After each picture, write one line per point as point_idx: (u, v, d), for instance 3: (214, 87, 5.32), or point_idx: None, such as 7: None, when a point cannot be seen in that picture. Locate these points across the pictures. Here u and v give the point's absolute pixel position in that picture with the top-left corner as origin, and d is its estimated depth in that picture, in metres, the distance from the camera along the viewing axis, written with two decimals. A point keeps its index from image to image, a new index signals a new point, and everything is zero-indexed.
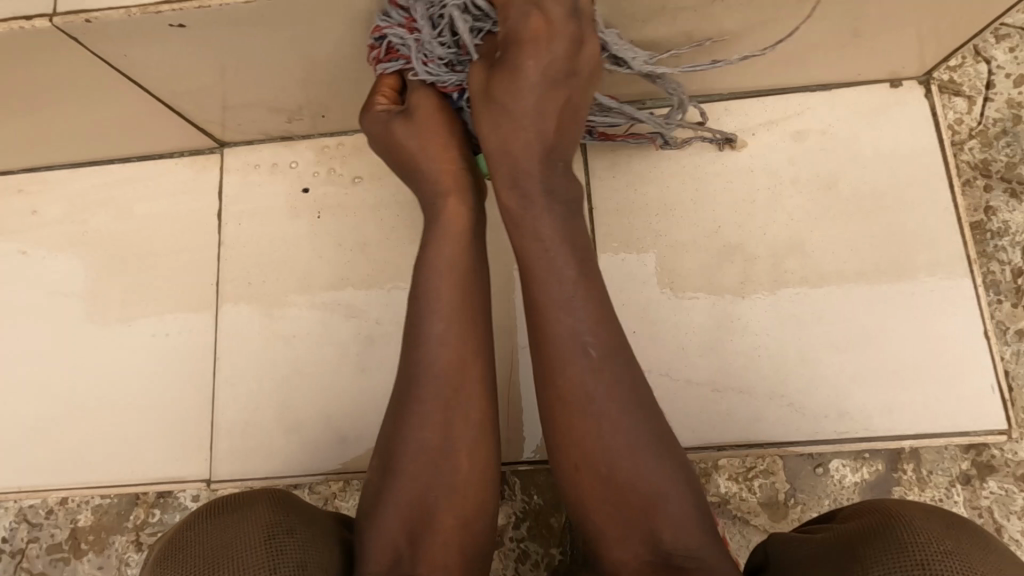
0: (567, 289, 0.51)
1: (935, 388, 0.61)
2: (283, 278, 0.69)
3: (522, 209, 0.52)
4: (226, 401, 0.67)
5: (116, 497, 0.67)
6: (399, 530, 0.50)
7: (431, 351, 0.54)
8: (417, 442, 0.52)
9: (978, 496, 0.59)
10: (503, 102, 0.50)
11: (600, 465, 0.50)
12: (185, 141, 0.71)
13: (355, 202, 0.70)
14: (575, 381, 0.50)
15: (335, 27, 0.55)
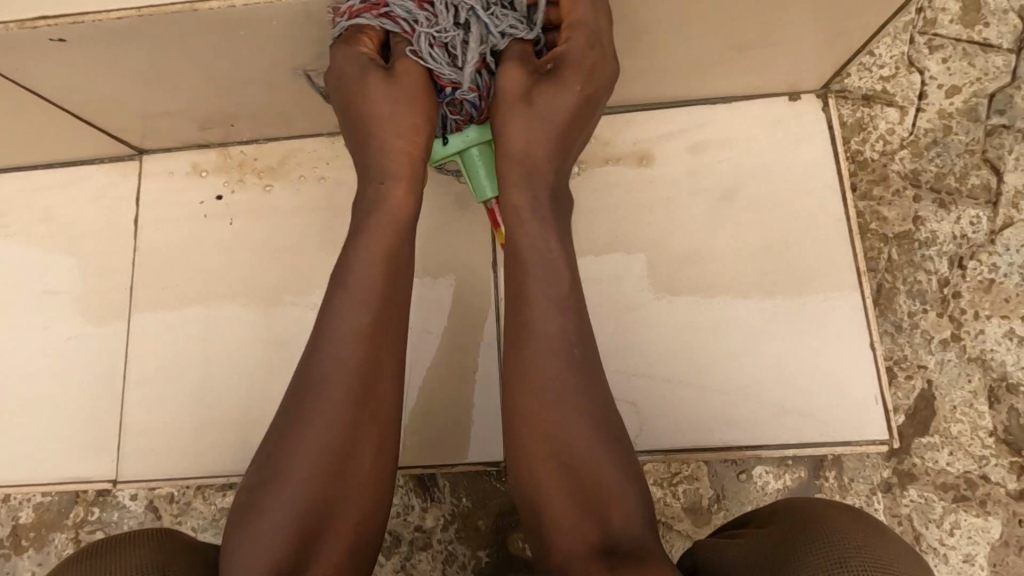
0: (550, 289, 0.56)
1: (817, 384, 0.71)
2: (195, 283, 0.72)
3: (518, 207, 0.57)
4: (134, 403, 0.70)
5: (56, 496, 0.70)
6: (293, 530, 0.49)
7: (343, 344, 0.54)
8: (321, 438, 0.52)
9: (898, 504, 0.75)
10: (518, 103, 0.56)
11: (548, 451, 0.53)
12: (105, 149, 0.74)
13: (268, 208, 0.74)
14: (547, 373, 0.54)
15: (220, 42, 0.57)
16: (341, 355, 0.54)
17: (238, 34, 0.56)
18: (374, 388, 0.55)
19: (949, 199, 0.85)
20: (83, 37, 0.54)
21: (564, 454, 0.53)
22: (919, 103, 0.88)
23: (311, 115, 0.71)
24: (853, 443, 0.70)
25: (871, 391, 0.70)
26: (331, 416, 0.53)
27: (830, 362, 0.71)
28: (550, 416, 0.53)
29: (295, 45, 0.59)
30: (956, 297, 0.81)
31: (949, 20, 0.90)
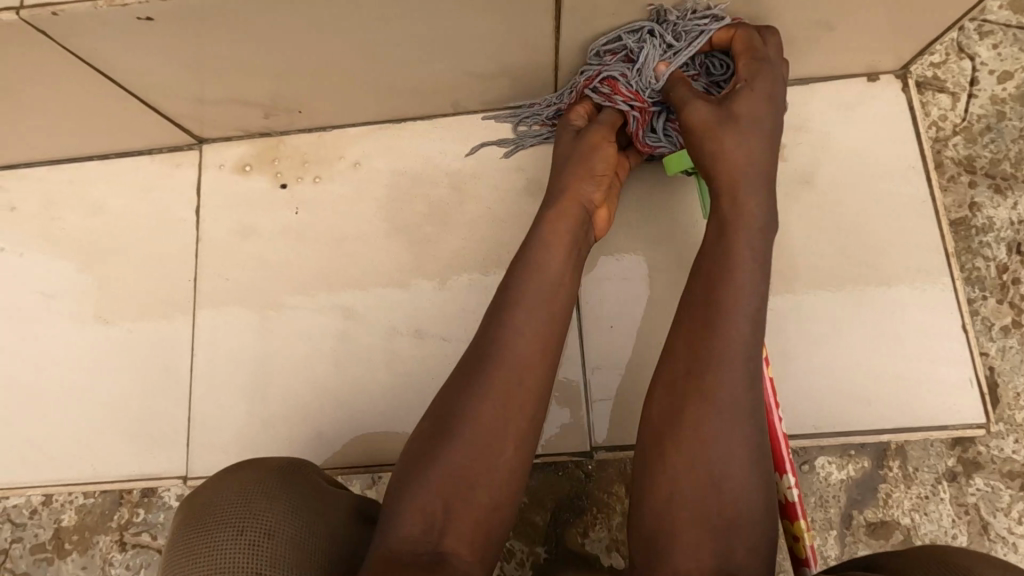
0: (748, 309, 0.55)
1: (899, 372, 0.70)
2: (257, 274, 0.71)
3: (734, 233, 0.58)
4: (198, 397, 0.68)
5: (101, 497, 0.68)
6: (428, 505, 0.53)
7: (523, 334, 0.58)
8: (490, 417, 0.56)
9: (964, 492, 0.71)
10: (736, 134, 0.60)
11: (688, 473, 0.52)
12: (166, 138, 0.72)
13: (332, 197, 0.72)
14: (717, 390, 0.53)
15: (305, 16, 0.56)
16: (502, 346, 0.58)
17: (328, 9, 0.56)
18: (529, 381, 0.58)
19: (1004, 185, 0.84)
20: (170, 11, 0.53)
21: (703, 478, 0.52)
22: (970, 89, 0.87)
23: (385, 99, 0.69)
24: (950, 428, 0.70)
25: (964, 373, 0.70)
26: (493, 391, 0.56)
27: (915, 349, 0.70)
28: (697, 433, 0.53)
29: (379, 20, 0.58)
30: (1016, 283, 0.80)
31: (998, 6, 0.90)
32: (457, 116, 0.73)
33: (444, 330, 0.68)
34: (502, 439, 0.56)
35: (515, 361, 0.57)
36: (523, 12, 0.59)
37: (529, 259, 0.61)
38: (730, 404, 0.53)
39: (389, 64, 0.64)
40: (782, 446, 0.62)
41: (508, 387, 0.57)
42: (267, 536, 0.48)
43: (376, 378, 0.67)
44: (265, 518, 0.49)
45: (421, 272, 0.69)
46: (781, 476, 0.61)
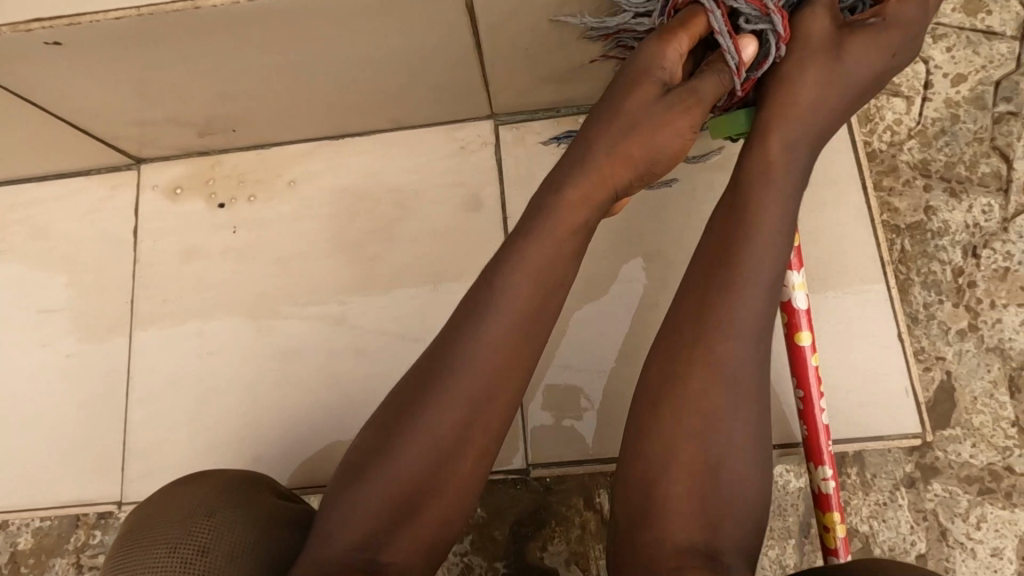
0: (759, 303, 0.51)
1: (842, 382, 0.79)
2: (198, 295, 0.70)
3: (749, 214, 0.53)
4: (138, 419, 0.68)
5: (56, 519, 0.67)
6: (376, 509, 0.49)
7: (498, 329, 0.51)
8: (436, 425, 0.49)
9: (921, 498, 0.77)
10: (820, 94, 0.56)
11: (688, 476, 0.48)
12: (102, 159, 0.72)
13: (271, 215, 0.71)
14: (739, 386, 0.50)
15: (219, 38, 0.56)
16: (483, 341, 0.51)
17: (243, 30, 0.55)
18: (508, 380, 0.51)
19: (960, 188, 0.85)
20: (84, 31, 0.53)
21: (700, 478, 0.48)
22: (925, 93, 0.88)
23: (318, 118, 0.69)
24: (888, 437, 0.78)
25: (901, 382, 0.79)
26: (450, 397, 0.50)
27: (865, 355, 0.80)
28: (707, 425, 0.49)
29: (296, 42, 0.58)
30: (971, 286, 0.82)
31: (951, 9, 0.91)
32: (397, 132, 0.72)
33: (388, 342, 0.67)
34: (455, 449, 0.50)
35: (485, 359, 0.50)
36: (440, 30, 0.59)
37: (542, 237, 0.53)
38: (754, 409, 0.50)
39: (318, 82, 0.63)
40: (822, 441, 0.66)
41: (487, 386, 0.51)
42: (201, 552, 0.45)
43: (320, 400, 0.66)
44: (202, 532, 0.47)
45: (361, 288, 0.69)
46: (818, 468, 0.66)
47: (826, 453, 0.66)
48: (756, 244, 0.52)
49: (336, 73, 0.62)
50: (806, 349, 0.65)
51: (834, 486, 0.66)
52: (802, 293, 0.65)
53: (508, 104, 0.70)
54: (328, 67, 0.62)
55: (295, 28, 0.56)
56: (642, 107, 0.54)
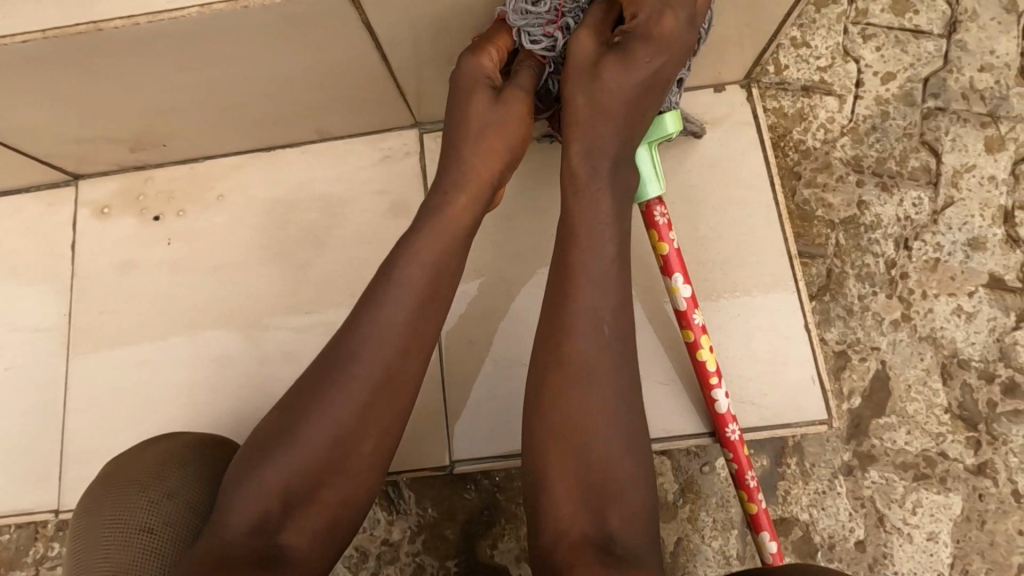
0: (606, 282, 0.56)
1: (765, 374, 0.81)
2: (133, 304, 0.77)
3: (580, 203, 0.59)
4: (76, 426, 0.74)
5: (14, 532, 0.72)
6: (272, 500, 0.51)
7: (389, 328, 0.55)
8: (327, 423, 0.52)
9: (860, 486, 0.79)
10: (590, 92, 0.59)
11: (570, 448, 0.53)
12: (42, 177, 0.78)
13: (198, 229, 0.78)
14: (582, 355, 0.55)
15: (124, 66, 0.60)
16: (356, 362, 0.54)
17: (148, 60, 0.59)
18: (392, 394, 0.55)
19: (891, 182, 0.88)
20: (13, 70, 0.58)
21: (582, 445, 0.53)
22: (856, 91, 0.91)
23: (242, 135, 0.75)
24: (796, 425, 0.80)
25: (808, 371, 0.81)
26: (350, 391, 0.53)
27: (765, 346, 0.82)
28: (573, 389, 0.54)
29: (201, 73, 0.62)
30: (904, 278, 0.85)
31: (880, 10, 0.93)
32: (325, 142, 0.78)
33: (316, 342, 0.74)
34: (349, 445, 0.53)
35: (370, 357, 0.54)
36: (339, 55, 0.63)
37: (411, 256, 0.57)
38: (611, 377, 0.54)
39: (240, 105, 0.69)
40: (725, 427, 0.73)
41: (366, 399, 0.53)
42: (164, 497, 0.52)
43: (255, 396, 0.73)
44: (169, 480, 0.54)
45: (287, 295, 0.76)
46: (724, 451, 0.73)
47: (732, 438, 0.73)
48: (584, 243, 0.57)
49: (249, 96, 0.67)
50: (695, 342, 0.72)
51: (739, 467, 0.72)
52: (684, 295, 0.72)
53: (430, 113, 0.76)
54: (239, 91, 0.66)
55: (197, 59, 0.60)
56: (484, 116, 0.61)
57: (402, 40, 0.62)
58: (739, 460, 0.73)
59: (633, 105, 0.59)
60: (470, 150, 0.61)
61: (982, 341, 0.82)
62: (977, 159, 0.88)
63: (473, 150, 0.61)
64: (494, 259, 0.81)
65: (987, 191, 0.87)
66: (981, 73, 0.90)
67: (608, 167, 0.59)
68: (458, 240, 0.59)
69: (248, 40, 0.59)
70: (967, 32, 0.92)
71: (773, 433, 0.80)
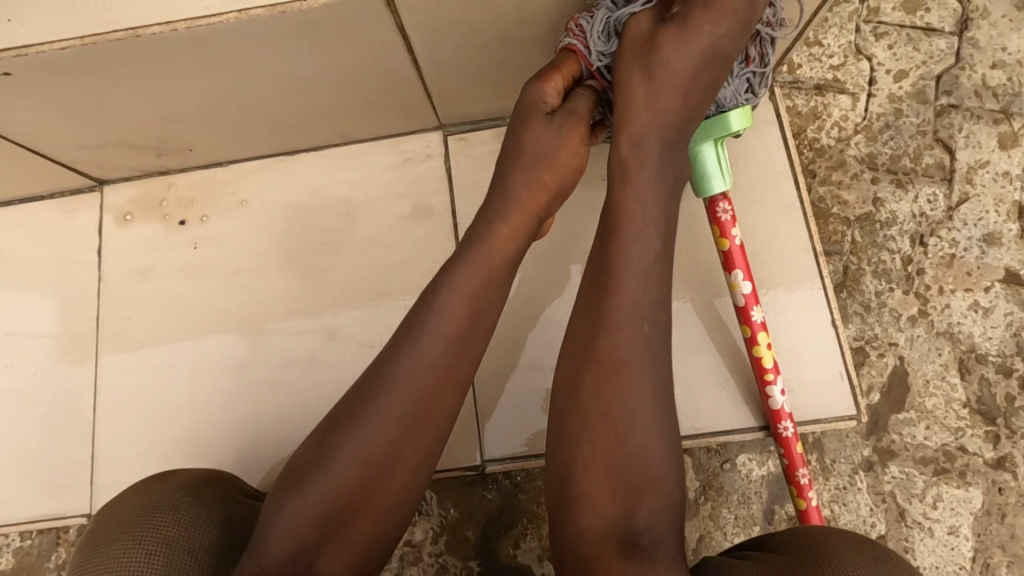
0: (644, 272, 0.56)
1: (790, 371, 0.82)
2: (158, 307, 0.77)
3: (625, 189, 0.58)
4: (102, 431, 0.74)
5: (39, 537, 0.72)
6: (314, 526, 0.51)
7: (432, 358, 0.54)
8: (363, 447, 0.52)
9: (880, 481, 0.80)
10: (648, 70, 0.59)
11: (598, 443, 0.52)
12: (66, 182, 0.78)
13: (221, 233, 0.78)
14: (619, 348, 0.54)
15: (155, 72, 0.60)
16: (392, 397, 0.53)
17: (178, 65, 0.60)
18: (422, 428, 0.54)
19: (906, 179, 0.88)
20: (44, 76, 0.58)
21: (608, 438, 0.52)
22: (870, 89, 0.92)
23: (266, 139, 0.75)
24: (822, 420, 0.81)
25: (834, 367, 0.82)
26: (389, 419, 0.53)
27: (791, 342, 0.83)
28: (611, 381, 0.53)
29: (230, 78, 0.63)
30: (920, 274, 0.85)
31: (891, 8, 0.94)
32: (347, 144, 0.79)
33: (342, 344, 0.74)
34: (388, 472, 0.53)
35: (415, 387, 0.54)
36: (365, 61, 0.64)
37: (459, 282, 0.57)
38: (651, 372, 0.54)
39: (266, 109, 0.69)
40: (779, 422, 0.74)
41: (399, 432, 0.53)
42: (161, 545, 0.49)
43: (281, 399, 0.73)
44: (167, 525, 0.50)
45: (311, 297, 0.76)
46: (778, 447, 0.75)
47: (786, 433, 0.74)
48: (625, 232, 0.57)
49: (276, 100, 0.67)
50: (751, 338, 0.74)
51: (794, 463, 0.74)
52: (745, 288, 0.73)
53: (453, 115, 0.76)
54: (266, 95, 0.66)
55: (226, 63, 0.61)
56: (541, 141, 0.61)
57: (430, 43, 0.63)
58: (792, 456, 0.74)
59: (694, 84, 0.60)
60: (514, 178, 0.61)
61: (999, 335, 0.83)
62: (990, 155, 0.88)
63: (520, 178, 0.61)
64: (515, 260, 0.82)
65: (1001, 187, 0.87)
66: (993, 70, 0.91)
67: (655, 158, 0.59)
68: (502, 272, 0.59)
69: (278, 44, 0.59)
70: (979, 30, 0.92)
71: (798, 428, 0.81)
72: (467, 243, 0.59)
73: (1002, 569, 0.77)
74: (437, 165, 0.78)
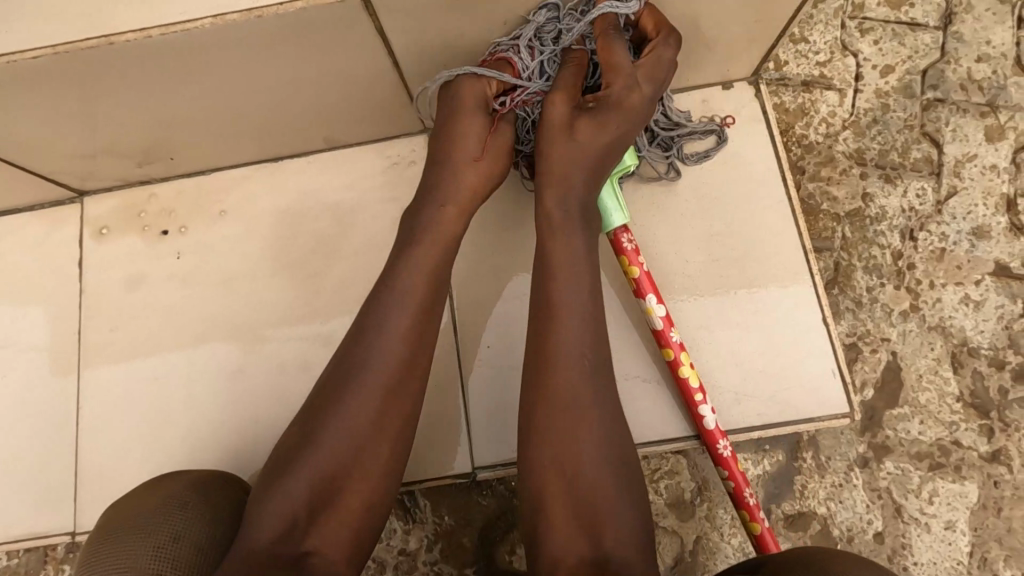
0: (579, 317, 0.60)
1: (787, 370, 0.81)
2: (144, 319, 0.76)
3: (559, 238, 0.62)
4: (88, 445, 0.73)
5: (24, 557, 0.70)
6: (299, 507, 0.51)
7: (401, 330, 0.56)
8: (343, 426, 0.53)
9: (876, 477, 0.79)
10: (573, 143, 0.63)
11: (557, 475, 0.55)
12: (48, 194, 0.77)
13: (207, 242, 0.77)
14: (563, 384, 0.57)
15: (136, 80, 0.59)
16: (365, 383, 0.54)
17: (159, 72, 0.59)
18: (393, 415, 0.55)
19: (894, 174, 0.88)
20: (20, 86, 0.57)
21: (564, 475, 0.55)
22: (856, 85, 0.91)
23: (252, 146, 0.74)
24: (818, 419, 0.80)
25: (827, 365, 0.81)
26: (365, 393, 0.54)
27: (786, 340, 0.82)
28: (553, 420, 0.57)
29: (213, 84, 0.62)
30: (910, 268, 0.85)
31: (876, 4, 0.94)
32: (334, 150, 0.78)
33: (329, 352, 0.73)
34: (366, 448, 0.53)
35: (393, 358, 0.55)
36: (349, 65, 0.63)
37: (427, 258, 0.59)
38: (589, 407, 0.57)
39: (248, 116, 0.68)
40: (716, 444, 0.75)
41: (380, 409, 0.54)
42: (170, 541, 0.47)
43: (271, 408, 0.72)
44: (173, 522, 0.49)
45: (300, 306, 0.75)
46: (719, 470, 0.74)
47: (723, 455, 0.74)
48: (562, 276, 0.61)
49: (261, 106, 0.66)
50: (676, 360, 0.75)
51: (736, 485, 0.74)
52: (660, 314, 0.75)
53: None
54: (251, 102, 0.65)
55: (208, 70, 0.60)
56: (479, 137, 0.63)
57: (415, 47, 0.62)
58: (735, 478, 0.74)
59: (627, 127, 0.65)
60: (457, 173, 0.63)
61: (990, 328, 0.83)
62: (977, 148, 0.88)
63: (461, 171, 0.63)
64: (506, 264, 0.81)
65: (988, 180, 0.87)
66: (979, 63, 0.91)
67: (578, 208, 0.63)
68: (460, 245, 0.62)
69: (258, 50, 0.58)
70: (962, 24, 0.92)
71: (793, 427, 0.80)
72: (420, 233, 0.61)
73: (1000, 563, 0.76)
74: (424, 170, 0.77)
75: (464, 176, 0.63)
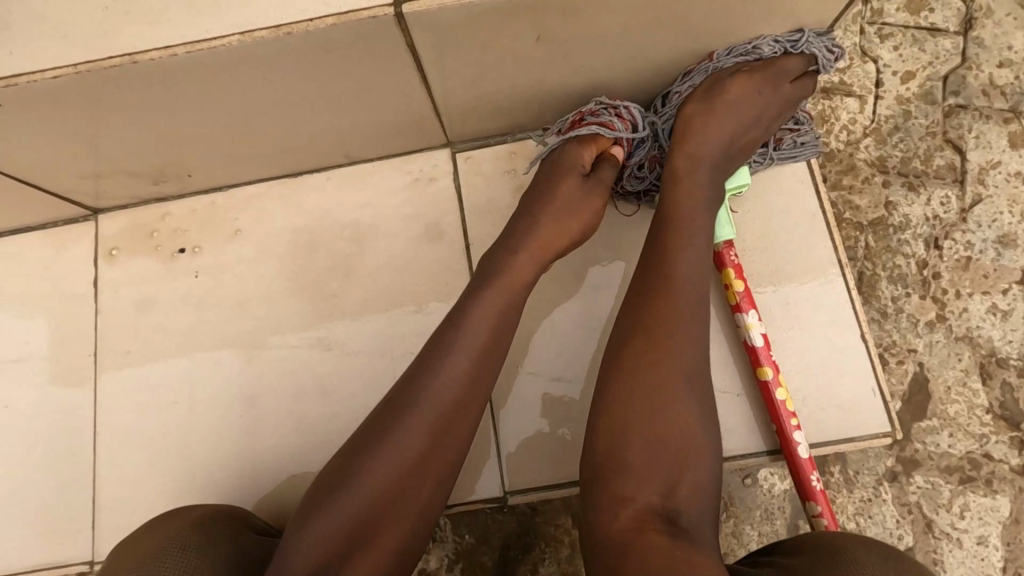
0: (697, 256, 0.60)
1: (826, 388, 0.80)
2: (160, 340, 0.74)
3: (681, 181, 0.65)
4: (104, 470, 0.71)
5: None
6: (343, 535, 0.50)
7: (470, 360, 0.54)
8: (395, 460, 0.51)
9: (905, 491, 0.78)
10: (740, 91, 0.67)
11: (648, 415, 0.54)
12: (62, 212, 0.75)
13: (223, 260, 0.75)
14: (675, 311, 0.57)
15: (153, 100, 0.58)
16: (429, 405, 0.52)
17: (175, 92, 0.57)
18: (445, 448, 0.53)
19: (917, 182, 0.87)
20: (34, 108, 0.56)
21: (659, 420, 0.53)
22: (877, 92, 0.90)
23: (269, 162, 0.73)
24: (856, 438, 0.79)
25: (864, 381, 0.80)
26: (428, 426, 0.52)
27: (822, 357, 0.80)
28: (668, 350, 0.56)
29: (230, 103, 0.60)
30: (936, 277, 0.84)
31: (895, 9, 0.93)
32: (351, 165, 0.76)
33: (348, 372, 0.71)
34: (416, 483, 0.52)
35: (460, 390, 0.54)
36: (369, 82, 0.61)
37: (496, 292, 0.58)
38: (696, 349, 0.56)
39: (265, 133, 0.66)
40: (809, 474, 0.72)
41: (435, 444, 0.53)
42: None
43: (290, 430, 0.70)
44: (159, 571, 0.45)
45: (317, 324, 0.73)
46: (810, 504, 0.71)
47: (816, 488, 0.71)
48: (695, 218, 0.62)
49: (277, 123, 0.65)
50: (772, 382, 0.74)
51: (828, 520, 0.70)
52: (759, 331, 0.75)
53: (460, 133, 0.74)
54: (267, 120, 0.64)
55: (225, 89, 0.58)
56: (575, 195, 0.65)
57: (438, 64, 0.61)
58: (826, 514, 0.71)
59: None
60: (547, 220, 0.63)
61: (1019, 339, 0.81)
62: (1001, 155, 0.87)
63: (548, 218, 0.63)
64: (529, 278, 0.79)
65: (1014, 187, 0.86)
66: (1001, 69, 0.90)
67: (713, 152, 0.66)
68: (528, 278, 0.60)
69: (277, 68, 0.57)
70: (983, 29, 0.91)
71: (831, 447, 0.79)
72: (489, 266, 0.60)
73: None
74: (444, 185, 0.75)
75: (549, 224, 0.63)
